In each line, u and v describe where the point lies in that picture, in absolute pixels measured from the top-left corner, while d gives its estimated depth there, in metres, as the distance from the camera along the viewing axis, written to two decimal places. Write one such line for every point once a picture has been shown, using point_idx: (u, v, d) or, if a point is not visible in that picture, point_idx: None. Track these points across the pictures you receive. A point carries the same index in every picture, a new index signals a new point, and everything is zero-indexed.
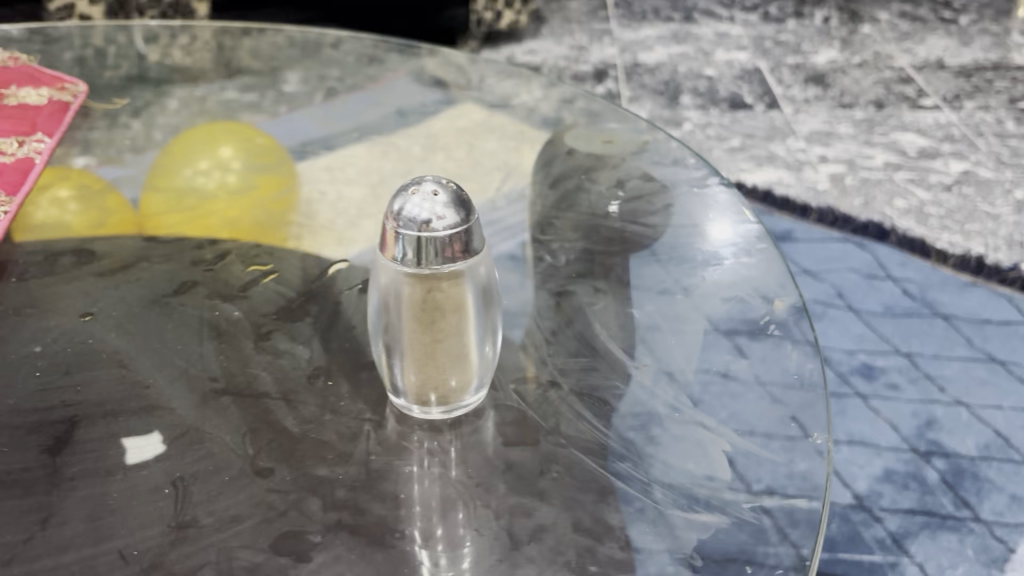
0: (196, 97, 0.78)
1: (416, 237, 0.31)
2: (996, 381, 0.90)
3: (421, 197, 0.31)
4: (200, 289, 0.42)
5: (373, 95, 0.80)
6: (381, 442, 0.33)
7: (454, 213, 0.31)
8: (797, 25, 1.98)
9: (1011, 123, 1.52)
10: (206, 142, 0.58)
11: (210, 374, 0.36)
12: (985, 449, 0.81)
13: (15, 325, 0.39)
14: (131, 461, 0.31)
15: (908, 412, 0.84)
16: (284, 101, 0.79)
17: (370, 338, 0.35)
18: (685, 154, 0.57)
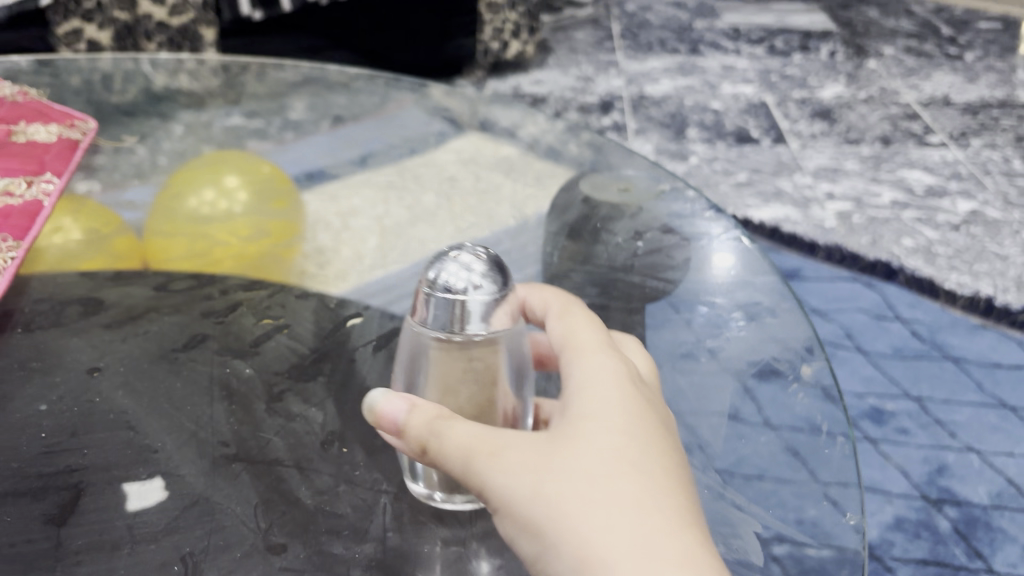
0: (200, 124, 0.77)
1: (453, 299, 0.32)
2: (1008, 428, 0.88)
3: (458, 266, 0.32)
4: (210, 343, 0.41)
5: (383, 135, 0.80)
6: (398, 517, 0.31)
7: (490, 282, 0.32)
8: (803, 59, 1.98)
9: (1019, 161, 1.51)
10: (211, 173, 0.61)
11: (221, 439, 0.35)
12: (997, 497, 0.79)
13: (20, 380, 0.38)
14: (138, 533, 0.30)
15: (919, 458, 0.83)
16: (290, 128, 0.79)
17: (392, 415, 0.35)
18: (704, 202, 0.56)
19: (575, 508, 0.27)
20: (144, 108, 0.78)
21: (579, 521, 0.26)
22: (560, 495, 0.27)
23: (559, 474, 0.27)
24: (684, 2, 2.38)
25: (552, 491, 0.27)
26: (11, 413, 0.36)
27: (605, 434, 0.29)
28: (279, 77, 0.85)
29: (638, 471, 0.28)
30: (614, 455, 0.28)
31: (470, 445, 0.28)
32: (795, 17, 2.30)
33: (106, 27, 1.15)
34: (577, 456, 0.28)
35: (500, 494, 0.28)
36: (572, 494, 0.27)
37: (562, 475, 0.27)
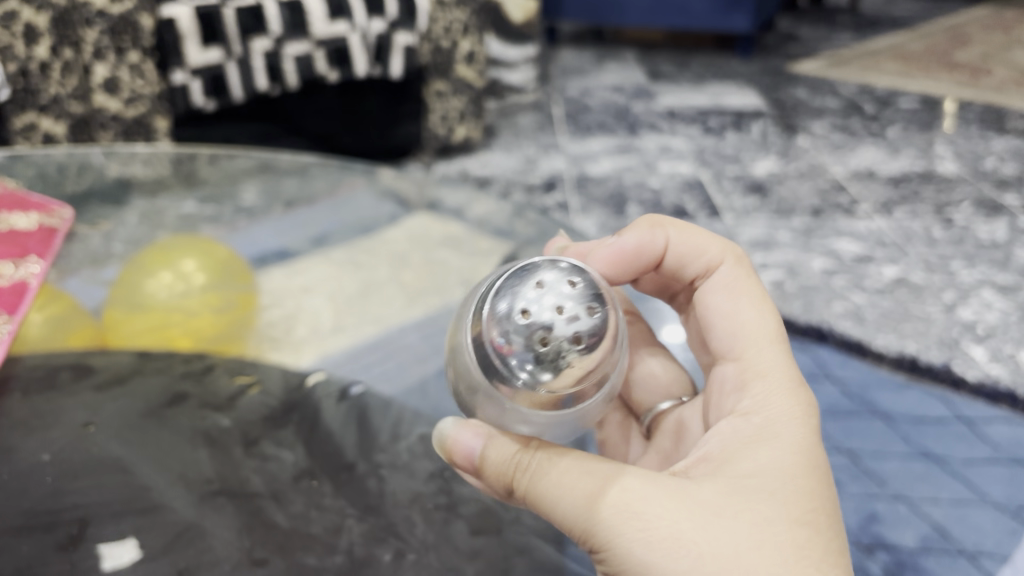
0: (154, 212, 0.86)
1: (522, 363, 0.35)
2: (935, 477, 0.90)
3: (547, 301, 0.35)
4: (191, 399, 0.50)
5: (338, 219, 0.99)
6: (361, 533, 0.43)
7: (576, 317, 0.35)
8: (737, 137, 2.11)
9: (940, 228, 1.61)
10: (167, 257, 0.67)
11: (205, 477, 0.45)
12: (924, 540, 0.80)
13: (23, 436, 0.45)
14: (141, 554, 0.40)
15: (852, 507, 0.84)
16: None
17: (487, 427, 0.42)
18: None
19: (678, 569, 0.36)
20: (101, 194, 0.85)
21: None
22: (666, 567, 0.36)
23: (685, 546, 0.36)
24: (623, 86, 2.51)
25: (673, 557, 0.36)
26: (19, 461, 0.44)
27: (734, 521, 0.37)
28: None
29: (757, 548, 0.36)
30: (740, 528, 0.37)
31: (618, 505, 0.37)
32: (728, 98, 2.44)
33: (61, 120, 1.22)
34: (702, 523, 0.37)
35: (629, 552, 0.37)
36: (694, 559, 0.36)
37: (689, 544, 0.36)
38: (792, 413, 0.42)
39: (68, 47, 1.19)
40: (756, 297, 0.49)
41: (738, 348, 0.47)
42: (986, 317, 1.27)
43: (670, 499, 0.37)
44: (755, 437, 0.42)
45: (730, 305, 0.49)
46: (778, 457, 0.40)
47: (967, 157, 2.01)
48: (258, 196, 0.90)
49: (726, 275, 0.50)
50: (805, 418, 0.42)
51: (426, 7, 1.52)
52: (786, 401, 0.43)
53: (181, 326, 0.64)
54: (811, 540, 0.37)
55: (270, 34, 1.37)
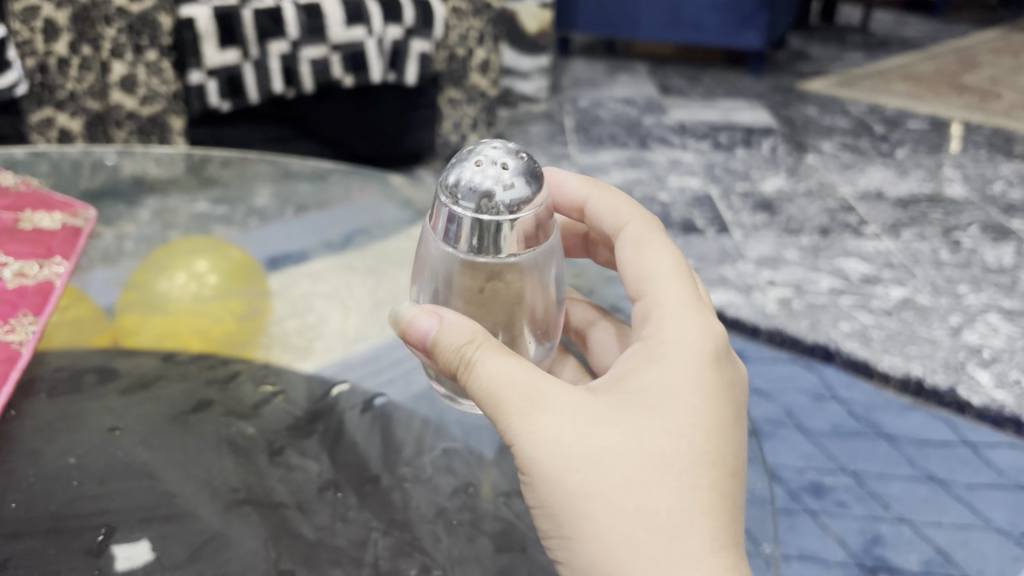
0: (166, 209, 0.85)
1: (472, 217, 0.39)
2: (936, 501, 0.89)
3: (482, 168, 0.38)
4: (216, 406, 0.46)
5: (343, 211, 0.90)
6: (392, 548, 0.37)
7: (518, 183, 0.38)
8: (746, 153, 2.12)
9: (947, 250, 1.62)
10: (174, 264, 0.69)
11: (231, 485, 0.40)
12: (926, 565, 0.80)
13: (49, 436, 0.43)
14: (148, 561, 0.36)
15: (856, 528, 0.85)
16: (254, 215, 0.88)
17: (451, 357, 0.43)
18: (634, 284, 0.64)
19: (595, 493, 0.35)
20: (113, 192, 0.86)
21: (584, 515, 0.35)
22: (581, 486, 0.35)
23: (591, 489, 0.35)
24: (634, 99, 2.52)
25: (584, 476, 0.35)
26: (45, 465, 0.41)
27: (633, 456, 0.35)
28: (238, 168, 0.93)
29: (654, 485, 0.35)
30: (638, 459, 0.35)
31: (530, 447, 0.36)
32: (738, 114, 2.45)
33: (77, 117, 1.26)
34: (635, 462, 0.35)
35: (534, 459, 0.36)
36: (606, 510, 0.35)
37: (591, 491, 0.35)
38: (689, 315, 0.40)
39: (86, 44, 1.23)
40: (666, 244, 0.44)
41: (637, 292, 0.43)
42: (992, 341, 1.27)
43: (578, 430, 0.36)
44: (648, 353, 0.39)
45: (635, 255, 0.44)
46: (676, 365, 0.38)
47: (975, 180, 2.01)
48: (270, 199, 0.91)
49: (643, 229, 0.45)
50: (701, 321, 0.40)
51: (442, 15, 1.54)
52: (688, 306, 0.40)
53: (199, 329, 0.64)
54: (713, 459, 0.36)
55: (288, 37, 1.38)
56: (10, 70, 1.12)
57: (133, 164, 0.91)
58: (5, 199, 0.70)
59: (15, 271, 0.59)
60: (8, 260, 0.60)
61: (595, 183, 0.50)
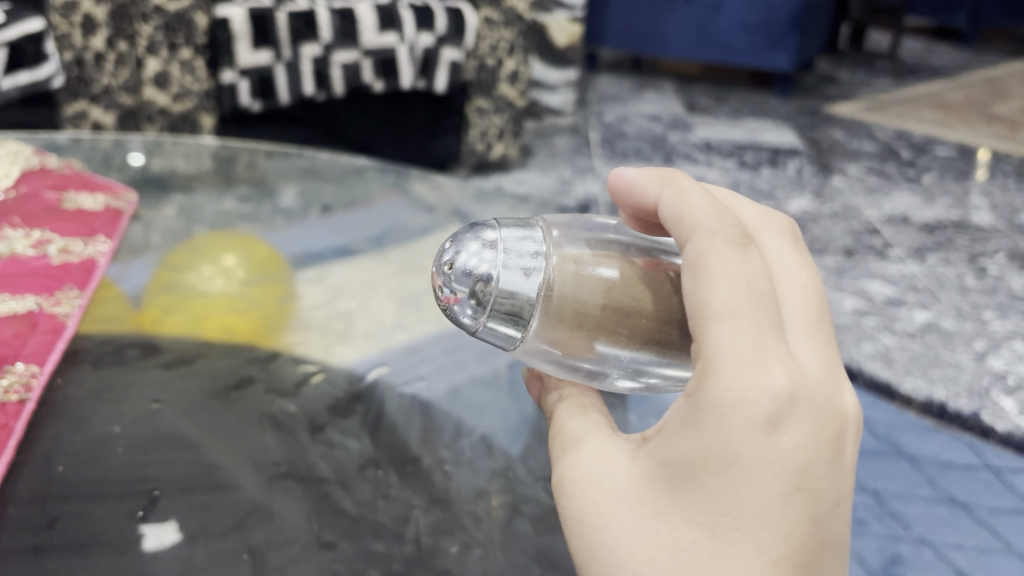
0: (193, 204, 0.85)
1: (475, 314, 0.37)
2: None
3: (465, 257, 0.37)
4: (256, 383, 0.47)
5: (367, 214, 0.87)
6: (430, 525, 0.37)
7: (502, 267, 0.36)
8: (771, 173, 2.12)
9: (973, 277, 1.61)
10: (207, 256, 0.69)
11: (273, 460, 0.40)
12: None
13: (94, 408, 0.43)
14: (194, 535, 0.36)
15: None
16: (281, 214, 0.84)
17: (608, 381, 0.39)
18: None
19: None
20: (147, 180, 0.87)
21: None
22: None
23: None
24: (661, 116, 2.53)
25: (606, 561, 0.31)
26: (90, 433, 0.41)
27: (645, 550, 0.30)
28: (269, 167, 0.93)
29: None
30: (651, 544, 0.30)
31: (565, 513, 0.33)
32: (764, 134, 2.45)
33: (110, 111, 1.28)
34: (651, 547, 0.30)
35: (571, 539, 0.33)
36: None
37: None
38: (747, 356, 0.28)
39: (122, 40, 1.26)
40: (738, 266, 0.30)
41: (693, 331, 0.31)
42: (1017, 368, 1.26)
43: (601, 509, 0.32)
44: (687, 408, 0.30)
45: (693, 290, 0.31)
46: (716, 431, 0.29)
47: (1002, 209, 2.00)
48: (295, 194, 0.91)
49: (704, 235, 0.31)
50: (767, 361, 0.29)
51: (473, 25, 1.57)
52: (748, 346, 0.29)
53: (224, 314, 0.63)
54: (757, 554, 0.28)
55: (321, 41, 1.38)
56: (49, 62, 1.18)
57: (161, 161, 0.92)
58: (48, 179, 0.71)
59: (60, 247, 0.60)
60: (53, 236, 0.61)
61: (665, 179, 0.36)
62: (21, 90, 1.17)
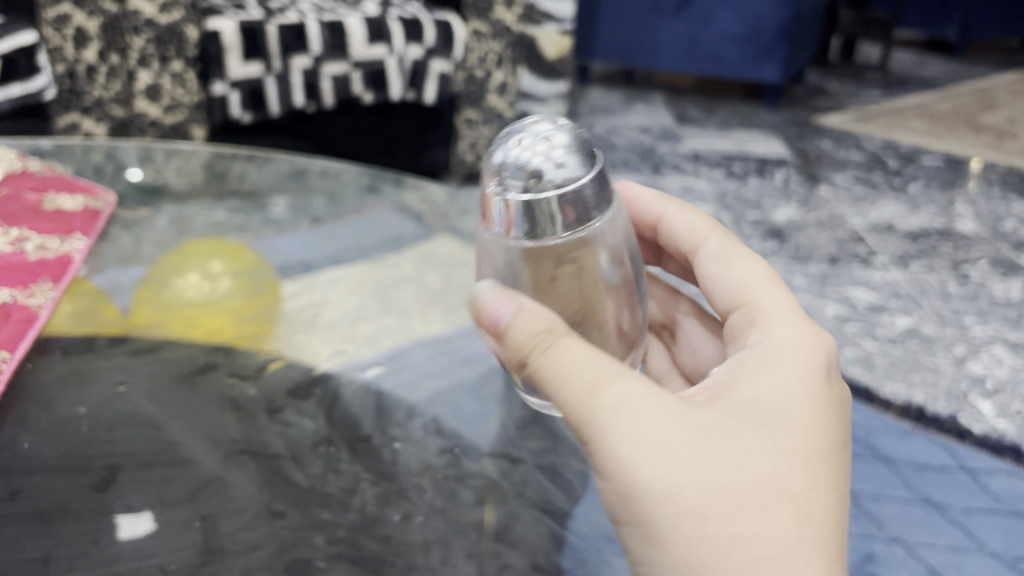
0: (183, 216, 0.82)
1: (511, 194, 0.39)
2: None
3: (540, 140, 0.39)
4: (219, 370, 0.49)
5: (365, 224, 0.85)
6: (376, 495, 0.39)
7: (572, 166, 0.39)
8: (758, 183, 2.15)
9: (955, 283, 1.63)
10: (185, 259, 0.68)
11: (231, 437, 0.43)
12: None
13: (62, 391, 0.45)
14: (149, 506, 0.37)
15: None
16: (271, 227, 0.83)
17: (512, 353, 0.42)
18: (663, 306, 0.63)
19: (709, 509, 0.33)
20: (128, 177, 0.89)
21: (695, 534, 0.33)
22: (696, 500, 0.33)
23: (695, 500, 0.33)
24: (650, 127, 2.56)
25: (697, 487, 0.33)
26: (57, 412, 0.43)
27: (742, 476, 0.34)
28: (256, 177, 0.93)
29: (770, 507, 0.34)
30: (755, 480, 0.34)
31: (633, 454, 0.34)
32: (752, 145, 2.47)
33: (103, 121, 1.32)
34: (749, 475, 0.34)
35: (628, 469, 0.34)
36: (726, 540, 0.33)
37: (706, 511, 0.33)
38: (799, 325, 0.41)
39: (114, 53, 1.28)
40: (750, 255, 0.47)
41: (734, 302, 0.45)
42: (996, 372, 1.28)
43: (683, 437, 0.34)
44: (760, 365, 0.38)
45: (721, 268, 0.47)
46: (790, 387, 0.37)
47: (986, 217, 2.02)
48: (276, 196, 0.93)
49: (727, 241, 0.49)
50: (815, 333, 0.41)
51: (462, 37, 1.60)
52: (794, 314, 0.42)
53: (191, 324, 0.61)
54: (829, 491, 0.35)
55: (310, 53, 1.40)
56: (41, 75, 1.18)
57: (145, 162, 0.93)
58: (29, 181, 0.73)
59: (38, 243, 0.62)
60: (32, 234, 0.63)
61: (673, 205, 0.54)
62: (13, 102, 1.16)
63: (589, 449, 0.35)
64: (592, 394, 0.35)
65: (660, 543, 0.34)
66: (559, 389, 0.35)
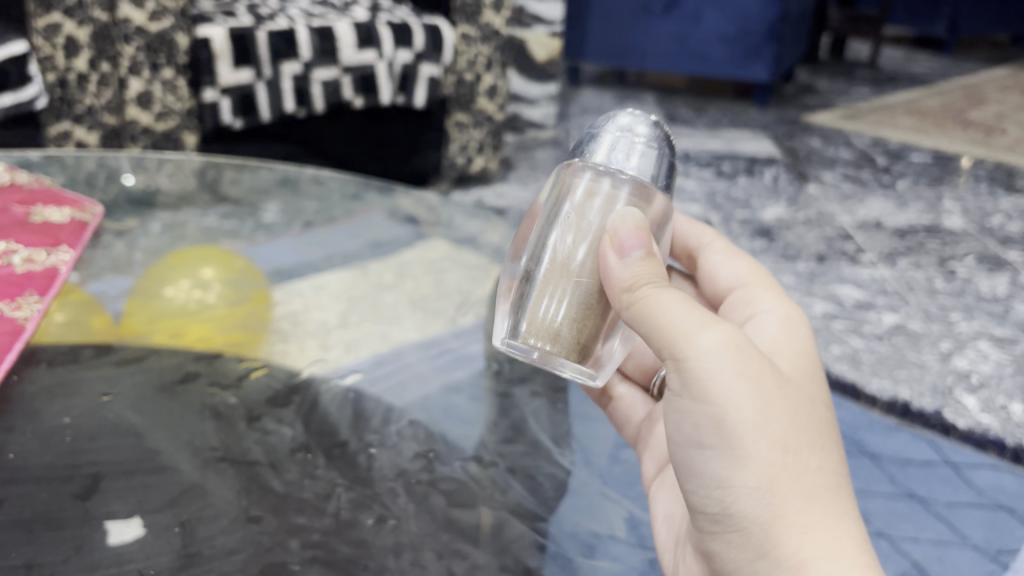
0: (177, 222, 0.83)
1: (649, 147, 0.43)
2: None
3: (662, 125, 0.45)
4: (201, 379, 0.50)
5: (352, 229, 0.88)
6: (350, 499, 0.41)
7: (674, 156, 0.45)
8: (748, 182, 2.16)
9: (942, 279, 1.65)
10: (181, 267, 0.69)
11: (211, 445, 0.44)
12: None
13: (47, 401, 0.47)
14: (128, 514, 0.39)
15: None
16: (262, 232, 0.83)
17: (574, 287, 0.44)
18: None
19: (792, 439, 0.37)
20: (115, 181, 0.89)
21: (778, 459, 0.36)
22: (783, 430, 0.37)
23: (782, 430, 0.37)
24: None
25: (784, 419, 0.37)
26: (41, 423, 0.44)
27: (813, 422, 0.38)
28: (244, 182, 0.93)
29: (831, 453, 0.38)
30: (817, 427, 0.38)
31: (737, 391, 0.37)
32: (742, 144, 2.49)
33: (94, 130, 1.31)
34: (817, 422, 0.38)
35: (730, 393, 0.37)
36: (802, 477, 0.36)
37: (793, 441, 0.37)
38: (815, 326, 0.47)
39: (105, 61, 1.29)
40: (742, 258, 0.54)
41: (735, 287, 0.51)
42: (981, 367, 1.30)
43: (773, 376, 0.38)
44: (802, 346, 0.43)
45: (723, 263, 0.53)
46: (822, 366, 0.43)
47: (974, 213, 2.04)
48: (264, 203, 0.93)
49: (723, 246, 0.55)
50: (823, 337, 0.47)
51: (451, 43, 1.63)
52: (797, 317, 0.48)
53: (174, 333, 0.61)
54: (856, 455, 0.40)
55: (301, 59, 1.41)
56: (32, 83, 1.18)
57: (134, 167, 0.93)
58: (17, 194, 0.74)
59: (25, 256, 0.63)
60: (18, 247, 0.64)
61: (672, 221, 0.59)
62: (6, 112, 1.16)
63: (685, 378, 0.38)
64: (703, 330, 0.37)
65: (747, 460, 0.37)
66: (670, 324, 0.38)
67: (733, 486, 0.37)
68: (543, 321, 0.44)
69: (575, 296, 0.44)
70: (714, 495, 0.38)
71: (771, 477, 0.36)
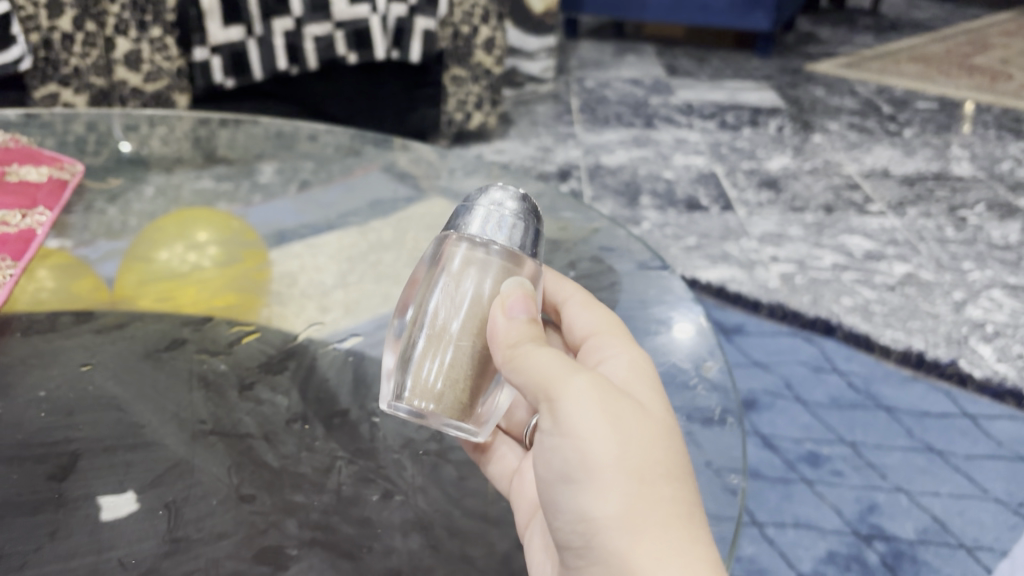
0: (170, 185, 0.79)
1: (520, 212, 0.38)
2: (934, 470, 0.85)
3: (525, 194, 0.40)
4: (189, 345, 0.46)
5: (347, 186, 0.81)
6: (351, 474, 0.38)
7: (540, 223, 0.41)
8: (752, 133, 2.11)
9: (953, 228, 1.61)
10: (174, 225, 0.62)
11: (200, 418, 0.41)
12: (924, 532, 0.77)
13: (22, 372, 0.43)
14: (108, 496, 0.35)
15: (852, 497, 0.81)
16: (259, 191, 0.81)
17: (457, 356, 0.38)
18: (650, 258, 0.61)
19: (661, 473, 0.31)
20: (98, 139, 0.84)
21: (644, 493, 0.30)
22: (650, 462, 0.31)
23: (650, 463, 0.31)
24: (641, 79, 2.51)
25: (651, 452, 0.31)
26: (15, 397, 0.41)
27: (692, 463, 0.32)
28: (233, 137, 0.88)
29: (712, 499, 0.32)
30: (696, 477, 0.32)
31: (596, 421, 0.31)
32: (745, 95, 2.43)
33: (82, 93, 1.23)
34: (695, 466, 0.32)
35: (593, 427, 0.31)
36: (659, 506, 0.30)
37: (662, 473, 0.31)
38: None
39: (90, 20, 1.20)
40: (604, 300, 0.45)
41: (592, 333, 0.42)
42: (995, 316, 1.26)
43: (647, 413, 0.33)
44: None
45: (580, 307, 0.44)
46: None
47: (982, 159, 1.99)
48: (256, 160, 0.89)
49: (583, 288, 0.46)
50: None
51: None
52: None
53: (163, 298, 0.55)
54: None
55: (292, 14, 1.36)
56: (16, 45, 1.10)
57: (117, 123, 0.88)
58: None
59: None
60: None
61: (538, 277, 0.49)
62: None
63: (552, 420, 0.32)
64: (575, 373, 0.33)
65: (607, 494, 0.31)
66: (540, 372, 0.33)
67: (594, 521, 0.31)
68: (425, 391, 0.38)
69: (457, 364, 0.38)
70: (577, 538, 0.32)
71: (633, 510, 0.30)
